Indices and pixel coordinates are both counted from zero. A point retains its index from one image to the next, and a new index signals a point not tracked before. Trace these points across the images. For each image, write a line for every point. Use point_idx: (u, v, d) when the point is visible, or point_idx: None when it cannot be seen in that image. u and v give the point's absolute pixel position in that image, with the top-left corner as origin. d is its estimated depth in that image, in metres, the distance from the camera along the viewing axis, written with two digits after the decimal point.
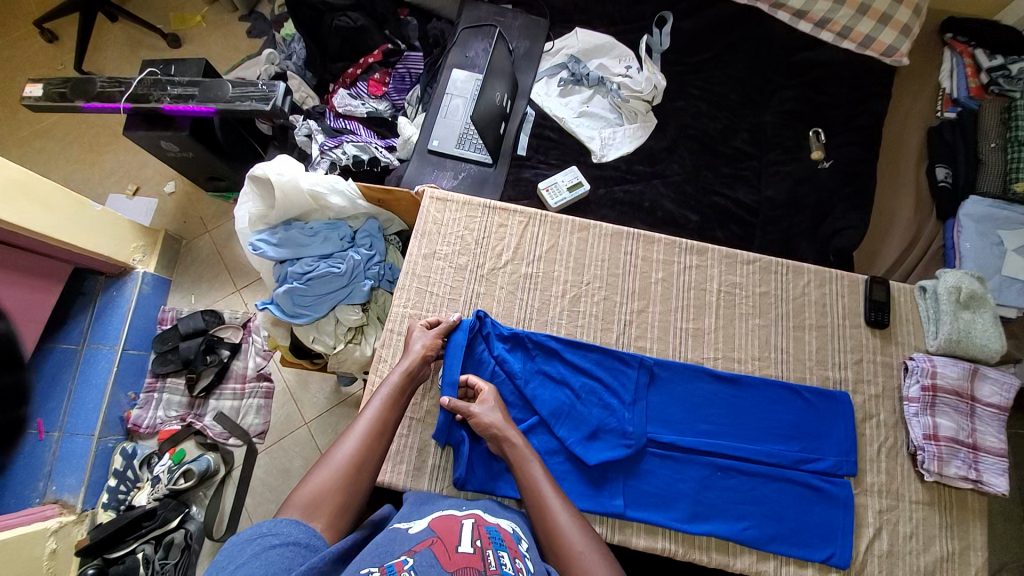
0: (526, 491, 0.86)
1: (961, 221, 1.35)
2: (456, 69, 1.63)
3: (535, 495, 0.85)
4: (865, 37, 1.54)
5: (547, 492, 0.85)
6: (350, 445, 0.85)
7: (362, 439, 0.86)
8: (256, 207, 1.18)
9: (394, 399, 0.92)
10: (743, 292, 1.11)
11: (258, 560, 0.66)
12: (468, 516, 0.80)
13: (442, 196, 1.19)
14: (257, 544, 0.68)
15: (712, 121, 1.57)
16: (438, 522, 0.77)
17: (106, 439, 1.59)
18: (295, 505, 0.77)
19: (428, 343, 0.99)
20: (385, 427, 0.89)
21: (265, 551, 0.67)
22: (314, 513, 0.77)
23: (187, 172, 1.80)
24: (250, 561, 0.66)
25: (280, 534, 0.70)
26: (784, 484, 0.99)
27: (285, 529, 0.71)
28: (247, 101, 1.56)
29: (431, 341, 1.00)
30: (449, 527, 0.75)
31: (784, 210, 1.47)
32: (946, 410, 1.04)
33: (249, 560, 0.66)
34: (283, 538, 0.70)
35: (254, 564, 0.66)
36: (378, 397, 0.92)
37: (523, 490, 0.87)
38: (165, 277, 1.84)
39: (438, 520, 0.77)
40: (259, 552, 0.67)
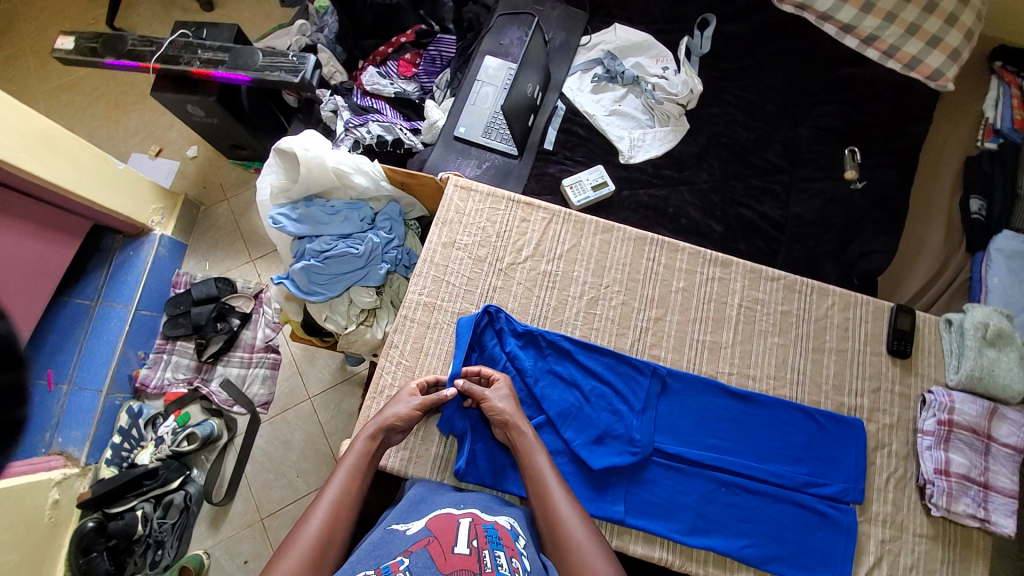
0: (531, 481, 0.86)
1: (991, 256, 1.31)
2: (489, 56, 1.60)
3: (539, 484, 0.85)
4: (911, 59, 1.46)
5: (550, 483, 0.85)
6: (316, 524, 0.79)
7: (329, 516, 0.80)
8: (278, 180, 1.17)
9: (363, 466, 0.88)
10: (765, 309, 1.09)
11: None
12: (466, 515, 0.80)
13: (466, 185, 1.17)
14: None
15: (746, 130, 1.54)
16: (435, 522, 0.77)
17: (114, 396, 1.62)
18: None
19: (405, 413, 0.93)
20: (353, 499, 0.84)
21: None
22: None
23: (210, 138, 1.80)
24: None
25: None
26: (788, 505, 0.98)
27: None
28: (277, 72, 1.55)
29: (410, 412, 0.94)
30: (446, 526, 0.75)
31: (811, 228, 1.44)
32: (960, 446, 1.02)
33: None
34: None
35: None
36: (345, 465, 0.87)
37: (528, 479, 0.87)
38: (182, 241, 1.85)
39: (436, 520, 0.77)
40: None
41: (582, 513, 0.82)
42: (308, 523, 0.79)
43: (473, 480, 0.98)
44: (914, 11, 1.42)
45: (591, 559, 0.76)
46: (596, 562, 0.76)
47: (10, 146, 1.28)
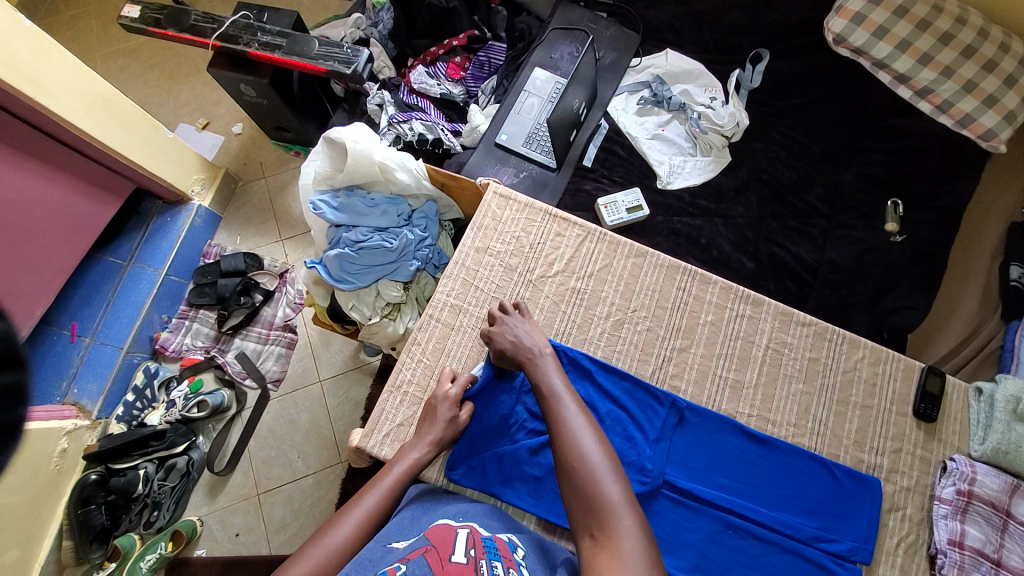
0: (545, 401, 0.87)
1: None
2: (538, 68, 1.61)
3: (551, 403, 0.86)
4: (964, 117, 1.40)
5: (562, 406, 0.85)
6: (348, 529, 0.82)
7: (362, 523, 0.84)
8: (323, 167, 1.20)
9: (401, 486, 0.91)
10: (792, 353, 1.08)
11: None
12: (464, 527, 0.80)
13: (505, 193, 1.18)
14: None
15: (788, 170, 1.52)
16: (434, 531, 0.77)
17: (133, 355, 1.65)
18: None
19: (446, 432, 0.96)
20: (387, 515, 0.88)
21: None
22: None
23: (257, 117, 1.84)
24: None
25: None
26: (794, 558, 0.96)
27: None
28: (331, 61, 1.58)
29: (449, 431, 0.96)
30: (443, 536, 0.75)
31: (845, 276, 1.42)
32: (977, 520, 0.98)
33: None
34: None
35: None
36: (387, 482, 0.90)
37: (543, 399, 0.88)
38: (218, 213, 1.89)
39: (434, 530, 0.77)
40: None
41: (597, 435, 0.81)
42: (341, 526, 0.82)
43: (478, 487, 0.98)
44: (973, 68, 1.38)
45: (601, 481, 0.75)
46: (606, 485, 0.74)
47: (70, 103, 1.34)
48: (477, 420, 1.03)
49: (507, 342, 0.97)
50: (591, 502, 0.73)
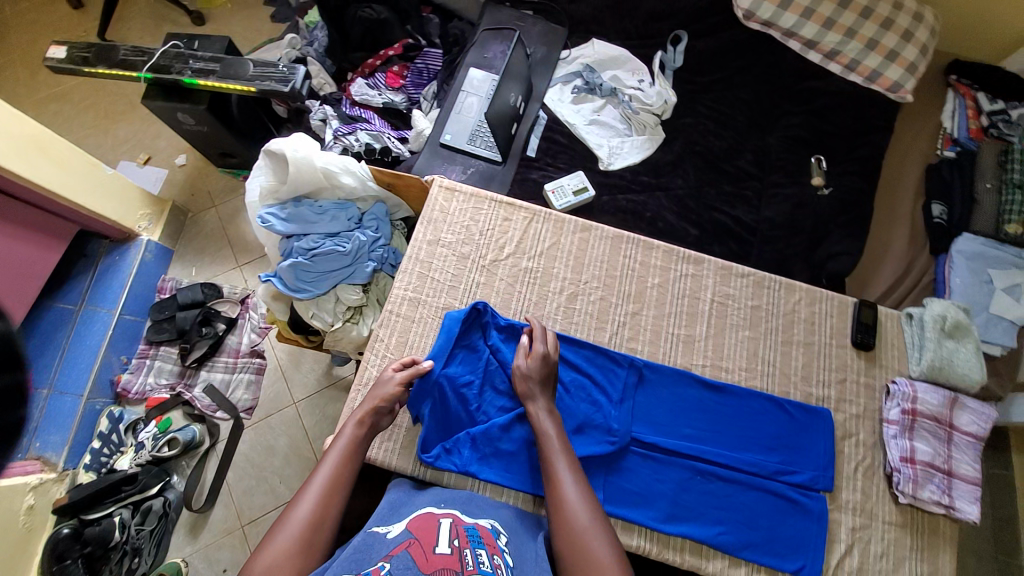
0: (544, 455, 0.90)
1: (953, 258, 1.38)
2: (474, 68, 1.66)
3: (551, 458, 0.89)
4: (872, 72, 1.55)
5: (559, 466, 0.88)
6: (307, 504, 0.82)
7: (321, 494, 0.84)
8: (268, 181, 1.21)
9: (352, 448, 0.91)
10: (736, 304, 1.14)
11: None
12: (447, 515, 0.81)
13: (450, 186, 1.22)
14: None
15: (718, 140, 1.62)
16: (417, 524, 0.78)
17: (95, 401, 1.60)
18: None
19: (394, 391, 0.97)
20: (345, 481, 0.87)
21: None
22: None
23: (200, 146, 1.82)
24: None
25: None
26: (760, 493, 1.01)
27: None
28: (267, 81, 1.58)
29: (398, 389, 0.97)
30: (427, 528, 0.76)
31: (782, 231, 1.51)
32: (924, 435, 1.06)
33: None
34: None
35: None
36: (336, 452, 0.90)
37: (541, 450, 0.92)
38: (169, 247, 1.85)
39: (417, 523, 0.78)
40: None
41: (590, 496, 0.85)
42: (300, 503, 0.82)
43: (455, 468, 0.99)
44: (872, 27, 1.52)
45: (595, 544, 0.78)
46: (601, 547, 0.78)
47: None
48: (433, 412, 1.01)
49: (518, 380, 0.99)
50: (583, 563, 0.77)
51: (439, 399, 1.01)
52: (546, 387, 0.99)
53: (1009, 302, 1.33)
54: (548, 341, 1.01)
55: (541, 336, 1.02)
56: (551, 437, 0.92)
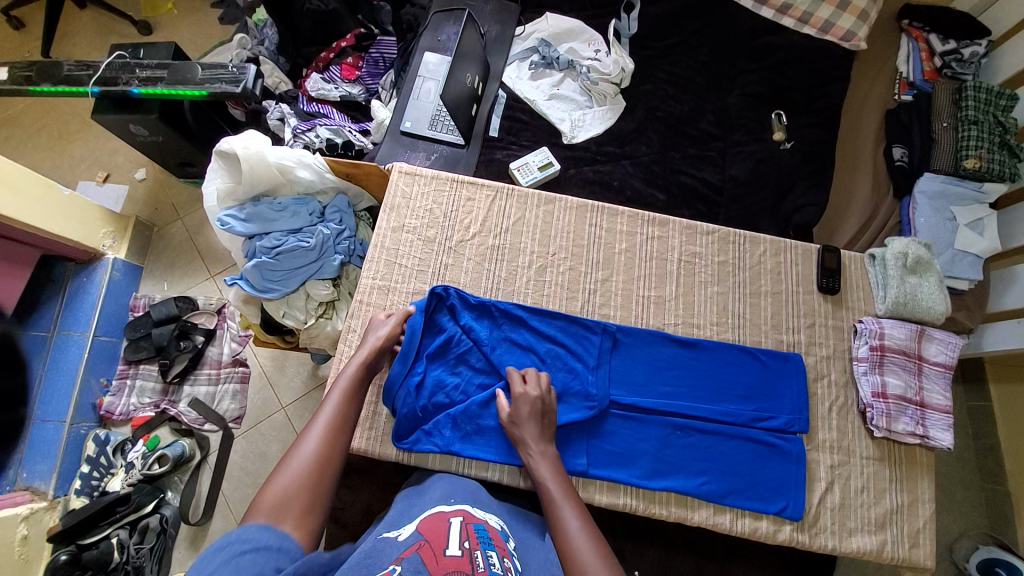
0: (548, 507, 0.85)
1: (916, 199, 1.41)
2: (428, 53, 1.64)
3: (553, 508, 0.84)
4: (825, 23, 1.60)
5: (564, 511, 0.83)
6: (312, 444, 0.82)
7: (324, 434, 0.84)
8: (224, 183, 1.18)
9: (355, 387, 0.92)
10: (703, 261, 1.17)
11: (228, 566, 0.62)
12: (457, 514, 0.75)
13: (410, 170, 1.21)
14: (224, 551, 0.64)
15: (678, 104, 1.62)
16: (426, 525, 0.72)
17: (79, 426, 1.56)
18: (259, 511, 0.72)
19: (387, 333, 1.00)
20: (347, 423, 0.88)
21: (235, 558, 0.64)
22: (282, 515, 0.73)
23: (157, 157, 1.78)
24: (219, 569, 0.62)
25: (254, 539, 0.67)
26: (740, 441, 1.04)
27: (259, 535, 0.68)
28: (217, 83, 1.54)
29: (390, 331, 1.01)
30: (437, 528, 0.70)
31: (747, 188, 1.53)
32: (894, 369, 1.08)
33: (218, 568, 0.62)
34: (254, 544, 0.67)
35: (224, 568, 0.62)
36: (335, 396, 0.91)
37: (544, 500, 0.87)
38: (137, 264, 1.80)
39: (426, 523, 0.72)
40: (228, 558, 0.64)
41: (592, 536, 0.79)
42: (303, 446, 0.82)
43: (438, 449, 1.00)
44: None
45: None
46: None
47: None
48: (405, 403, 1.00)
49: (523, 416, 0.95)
50: None
51: (413, 389, 1.01)
52: (540, 429, 0.95)
53: (972, 237, 1.36)
54: (537, 382, 0.98)
55: (531, 378, 0.99)
56: (550, 483, 0.87)
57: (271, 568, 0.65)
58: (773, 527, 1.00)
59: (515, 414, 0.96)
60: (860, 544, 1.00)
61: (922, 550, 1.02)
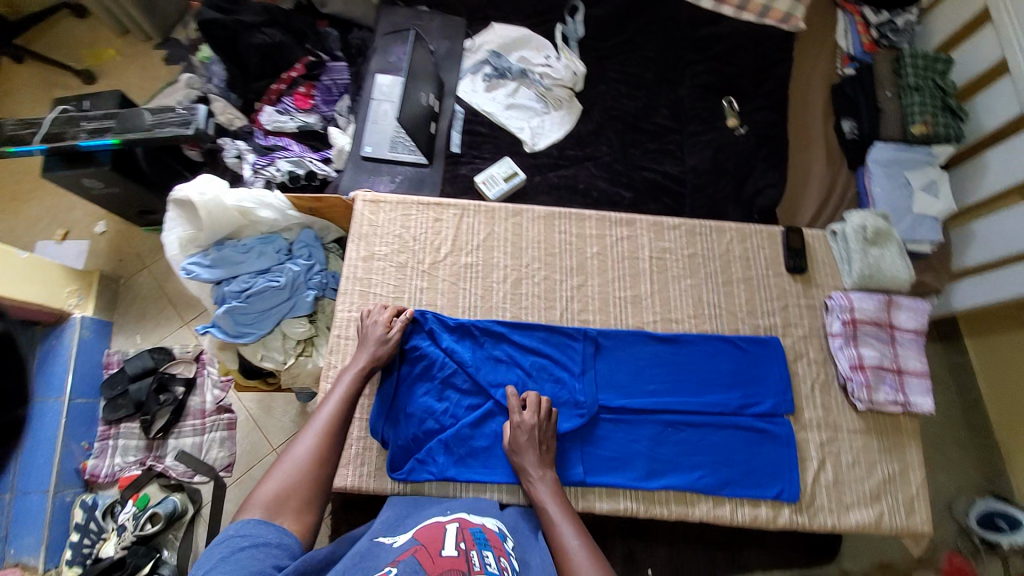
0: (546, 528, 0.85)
1: (870, 168, 1.45)
2: (379, 75, 1.64)
3: (552, 528, 0.84)
4: (762, 8, 1.66)
5: (563, 529, 0.83)
6: (308, 443, 0.82)
7: (320, 436, 0.83)
8: (184, 231, 1.16)
9: (354, 391, 0.92)
10: (673, 256, 1.19)
11: (228, 562, 0.63)
12: (453, 521, 0.74)
13: (374, 198, 1.20)
14: (223, 547, 0.65)
15: (633, 101, 1.65)
16: (423, 531, 0.70)
17: (64, 493, 1.50)
18: (254, 507, 0.72)
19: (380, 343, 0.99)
20: (343, 425, 0.87)
21: (234, 554, 0.65)
22: (278, 512, 0.73)
23: (115, 208, 1.72)
24: (218, 565, 0.63)
25: (254, 534, 0.68)
26: (730, 430, 1.05)
27: (260, 531, 0.68)
28: (167, 127, 1.51)
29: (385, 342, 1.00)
30: (433, 533, 0.69)
31: (708, 176, 1.55)
32: (868, 340, 1.11)
33: (217, 565, 0.63)
34: (254, 540, 0.67)
35: (224, 567, 0.63)
36: (333, 398, 0.91)
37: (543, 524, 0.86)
38: (106, 319, 1.73)
39: (422, 529, 0.71)
40: (229, 554, 0.64)
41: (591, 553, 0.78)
42: (300, 444, 0.82)
43: (434, 477, 0.98)
44: None
45: None
46: None
47: None
48: (395, 435, 1.00)
49: (522, 440, 0.95)
50: None
51: (401, 422, 1.01)
52: (540, 450, 0.95)
53: (928, 200, 1.41)
54: (536, 408, 0.97)
55: (533, 404, 0.98)
56: (548, 501, 0.88)
57: (271, 564, 0.66)
58: (772, 512, 1.01)
59: (514, 440, 0.96)
60: (859, 517, 1.02)
61: (917, 514, 1.04)
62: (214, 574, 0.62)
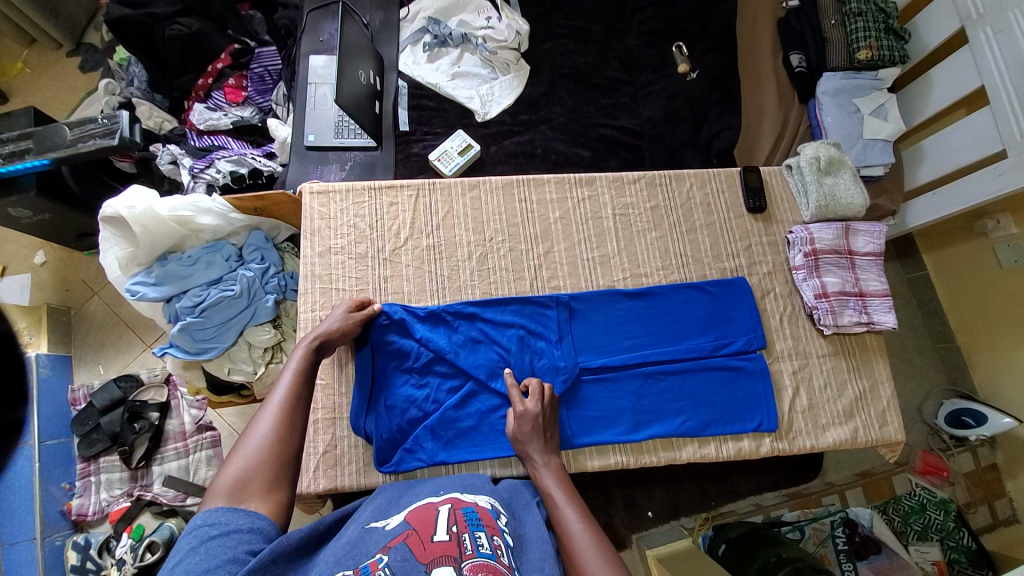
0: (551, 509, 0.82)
1: (821, 100, 1.45)
2: (313, 56, 1.54)
3: (554, 509, 0.82)
4: None
5: (567, 513, 0.80)
6: (267, 421, 0.76)
7: (280, 412, 0.77)
8: (122, 249, 1.09)
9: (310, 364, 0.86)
10: (637, 210, 1.18)
11: (196, 555, 0.59)
12: (445, 501, 0.73)
13: (322, 188, 1.14)
14: (193, 538, 0.61)
15: (582, 56, 1.60)
16: (415, 513, 0.70)
17: (53, 537, 1.41)
18: (217, 495, 0.66)
19: (340, 324, 0.95)
20: (304, 398, 0.81)
21: (204, 544, 0.60)
22: (243, 495, 0.67)
23: (48, 234, 1.58)
24: (187, 557, 0.59)
25: (223, 522, 0.63)
26: (707, 372, 1.08)
27: (229, 519, 0.64)
28: (89, 140, 1.35)
29: (347, 323, 0.96)
30: (425, 516, 0.68)
31: (664, 126, 1.54)
32: (830, 268, 1.14)
33: (185, 557, 0.59)
34: (223, 528, 0.63)
35: (193, 558, 0.59)
36: (288, 373, 0.84)
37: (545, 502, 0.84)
38: (64, 354, 1.61)
39: (414, 511, 0.70)
40: (198, 544, 0.60)
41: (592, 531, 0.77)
42: (259, 423, 0.75)
43: (425, 463, 0.98)
44: None
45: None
46: None
47: None
48: (377, 430, 0.98)
49: (526, 425, 0.93)
50: None
51: (383, 415, 0.99)
52: (541, 437, 0.93)
53: (878, 123, 1.41)
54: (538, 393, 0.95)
55: (537, 392, 0.96)
56: (554, 490, 0.85)
57: (245, 551, 0.62)
58: (754, 443, 1.05)
59: (519, 432, 0.93)
60: (836, 436, 1.07)
61: (890, 425, 1.10)
62: (182, 568, 0.58)
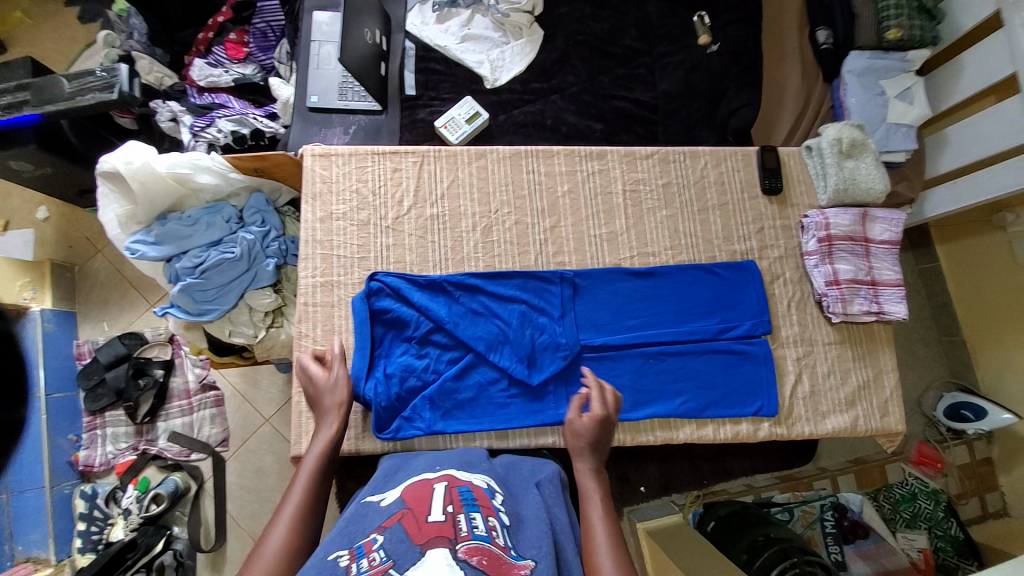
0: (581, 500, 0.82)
1: (845, 79, 1.37)
2: (316, 11, 1.45)
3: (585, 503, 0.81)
4: None
5: (592, 508, 0.80)
6: (278, 534, 0.73)
7: (292, 521, 0.75)
8: (122, 207, 1.08)
9: (324, 466, 0.84)
10: (648, 186, 1.15)
11: None
12: (441, 479, 0.73)
13: (324, 151, 1.11)
14: None
15: (598, 22, 1.53)
16: (410, 492, 0.70)
17: (61, 486, 1.44)
18: None
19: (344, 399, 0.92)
20: (315, 508, 0.79)
21: None
22: None
23: (51, 190, 1.56)
24: None
25: None
26: (709, 355, 1.07)
27: None
28: (89, 93, 1.30)
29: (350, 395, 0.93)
30: (420, 495, 0.68)
31: (680, 100, 1.48)
32: (843, 255, 1.11)
33: None
34: None
35: None
36: (302, 478, 0.82)
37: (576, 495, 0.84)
38: (69, 311, 1.60)
39: (410, 489, 0.70)
40: None
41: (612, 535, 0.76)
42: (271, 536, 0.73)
43: (422, 431, 0.98)
44: None
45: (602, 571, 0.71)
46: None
47: None
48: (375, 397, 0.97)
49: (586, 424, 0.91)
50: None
51: (382, 382, 0.98)
52: (599, 449, 0.90)
53: (902, 108, 1.36)
54: (608, 402, 0.94)
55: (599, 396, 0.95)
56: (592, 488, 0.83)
57: None
58: (752, 427, 1.05)
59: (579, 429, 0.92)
60: (835, 423, 1.06)
61: (891, 416, 1.09)
62: None
